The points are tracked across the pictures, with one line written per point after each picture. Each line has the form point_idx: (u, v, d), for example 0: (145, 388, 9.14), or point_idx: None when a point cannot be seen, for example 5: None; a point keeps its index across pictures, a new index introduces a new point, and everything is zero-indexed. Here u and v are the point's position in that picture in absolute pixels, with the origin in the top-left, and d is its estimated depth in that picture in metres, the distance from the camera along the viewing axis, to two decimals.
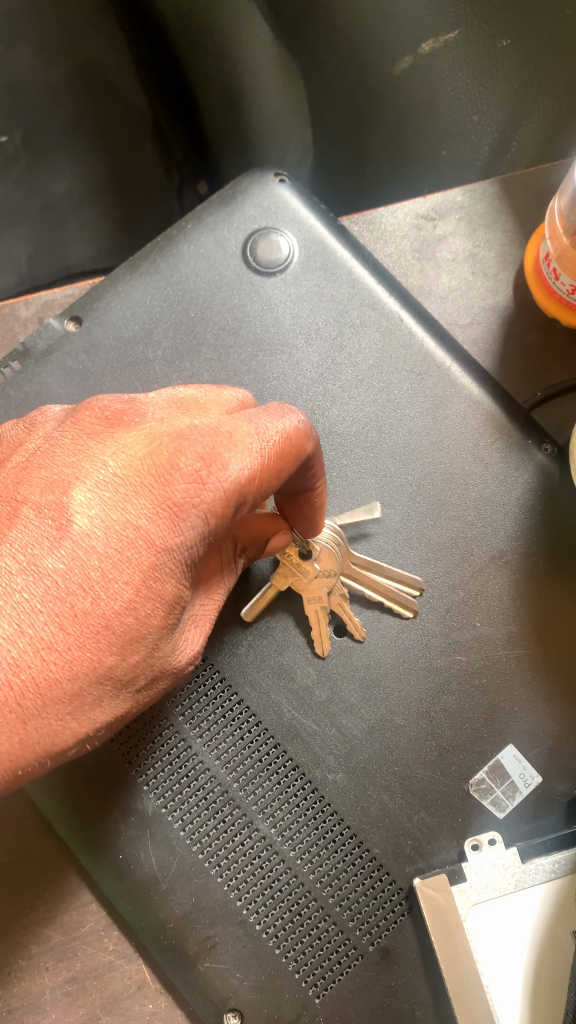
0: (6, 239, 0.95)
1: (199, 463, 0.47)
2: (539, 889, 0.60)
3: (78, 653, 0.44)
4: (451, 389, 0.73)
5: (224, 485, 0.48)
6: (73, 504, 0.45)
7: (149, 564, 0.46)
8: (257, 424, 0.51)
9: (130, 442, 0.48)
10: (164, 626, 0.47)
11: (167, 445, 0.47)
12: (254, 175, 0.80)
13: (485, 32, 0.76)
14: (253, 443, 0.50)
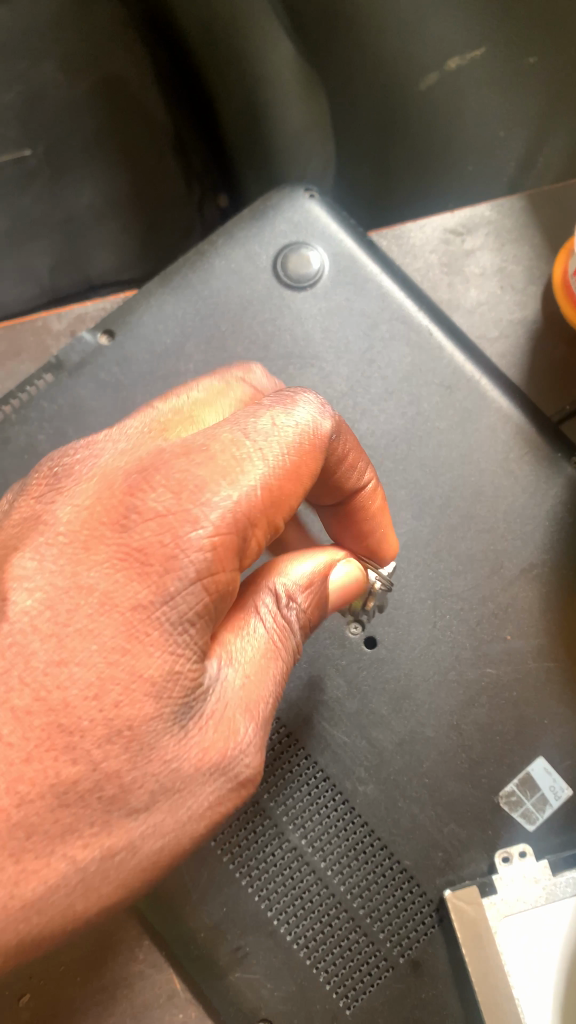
0: (28, 253, 0.96)
1: (163, 503, 0.42)
2: (570, 901, 0.59)
3: (21, 774, 0.36)
4: (481, 404, 0.73)
5: (204, 517, 0.41)
6: (10, 574, 0.40)
7: (114, 633, 0.39)
8: (246, 432, 0.46)
9: (79, 495, 0.43)
10: (156, 719, 0.40)
11: (120, 493, 0.42)
12: (284, 191, 0.80)
13: (511, 50, 0.73)
14: (244, 456, 0.45)
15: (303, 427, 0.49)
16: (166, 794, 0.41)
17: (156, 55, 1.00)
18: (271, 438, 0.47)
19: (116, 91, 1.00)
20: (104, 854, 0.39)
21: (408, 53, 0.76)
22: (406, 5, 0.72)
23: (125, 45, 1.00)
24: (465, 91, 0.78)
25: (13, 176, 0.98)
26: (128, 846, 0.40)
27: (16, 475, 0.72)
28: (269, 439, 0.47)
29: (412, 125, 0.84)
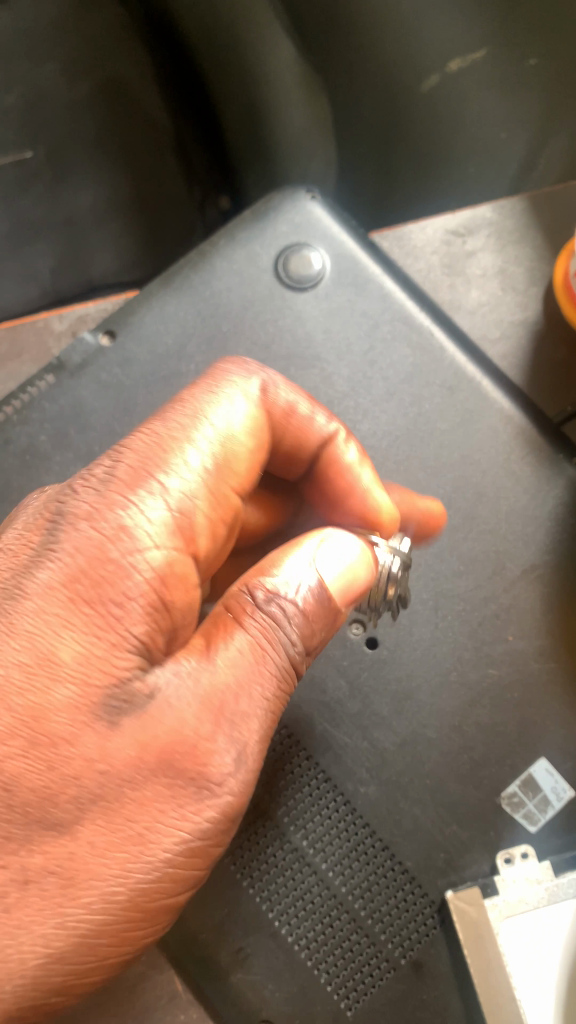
0: (29, 254, 0.96)
1: (80, 510, 0.45)
2: (571, 902, 0.60)
3: None
4: (482, 404, 0.73)
5: (116, 515, 0.44)
6: None
7: (26, 629, 0.41)
8: (163, 435, 0.50)
9: (17, 517, 0.47)
10: (77, 718, 0.41)
11: (46, 508, 0.46)
12: (286, 193, 0.80)
13: (513, 52, 0.74)
14: (167, 444, 0.49)
15: (222, 428, 0.53)
16: (98, 806, 0.41)
17: (158, 57, 1.00)
18: (186, 440, 0.50)
19: (117, 92, 1.00)
20: (31, 881, 0.40)
21: (410, 55, 0.76)
22: (408, 7, 0.72)
23: (125, 46, 1.00)
24: (464, 93, 0.79)
25: (14, 178, 0.98)
26: (68, 868, 0.40)
27: (17, 476, 0.72)
28: (184, 440, 0.50)
29: (413, 128, 0.83)
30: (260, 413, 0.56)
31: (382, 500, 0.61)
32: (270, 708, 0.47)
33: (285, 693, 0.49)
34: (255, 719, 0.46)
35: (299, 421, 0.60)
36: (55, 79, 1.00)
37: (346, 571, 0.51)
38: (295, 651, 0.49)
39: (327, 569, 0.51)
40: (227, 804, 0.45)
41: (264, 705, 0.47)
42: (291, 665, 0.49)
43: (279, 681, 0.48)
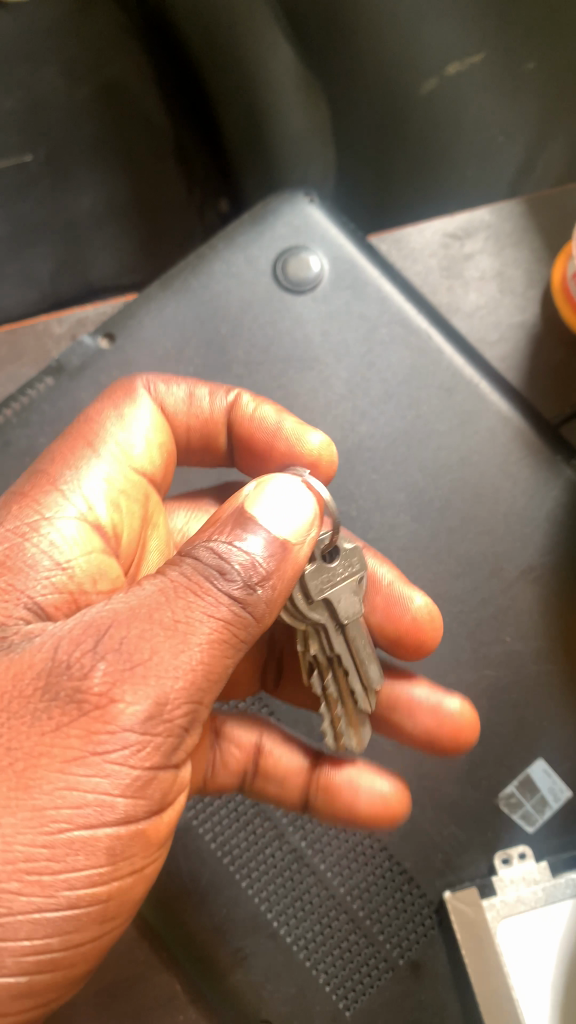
0: (28, 256, 0.98)
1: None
2: (567, 903, 0.60)
3: None
4: (480, 406, 0.73)
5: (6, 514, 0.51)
6: None
7: None
8: (53, 453, 0.56)
9: None
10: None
11: None
12: (284, 196, 0.81)
13: (510, 55, 0.76)
14: (62, 451, 0.56)
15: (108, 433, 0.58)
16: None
17: (153, 55, 0.96)
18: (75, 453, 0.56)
19: (117, 96, 0.99)
20: None
21: (408, 58, 0.77)
22: (406, 10, 0.73)
23: (123, 44, 0.96)
24: (464, 95, 0.79)
25: (14, 182, 0.98)
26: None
27: (16, 479, 0.72)
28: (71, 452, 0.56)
29: (413, 132, 0.84)
30: (154, 413, 0.61)
31: (312, 440, 0.60)
32: (189, 643, 0.41)
33: (223, 638, 0.43)
34: (159, 648, 0.40)
35: (201, 412, 0.62)
36: (52, 80, 0.96)
37: (291, 519, 0.46)
38: (230, 589, 0.43)
39: (267, 515, 0.46)
40: (130, 737, 0.39)
41: (175, 638, 0.41)
42: (224, 603, 0.43)
43: (208, 618, 0.42)
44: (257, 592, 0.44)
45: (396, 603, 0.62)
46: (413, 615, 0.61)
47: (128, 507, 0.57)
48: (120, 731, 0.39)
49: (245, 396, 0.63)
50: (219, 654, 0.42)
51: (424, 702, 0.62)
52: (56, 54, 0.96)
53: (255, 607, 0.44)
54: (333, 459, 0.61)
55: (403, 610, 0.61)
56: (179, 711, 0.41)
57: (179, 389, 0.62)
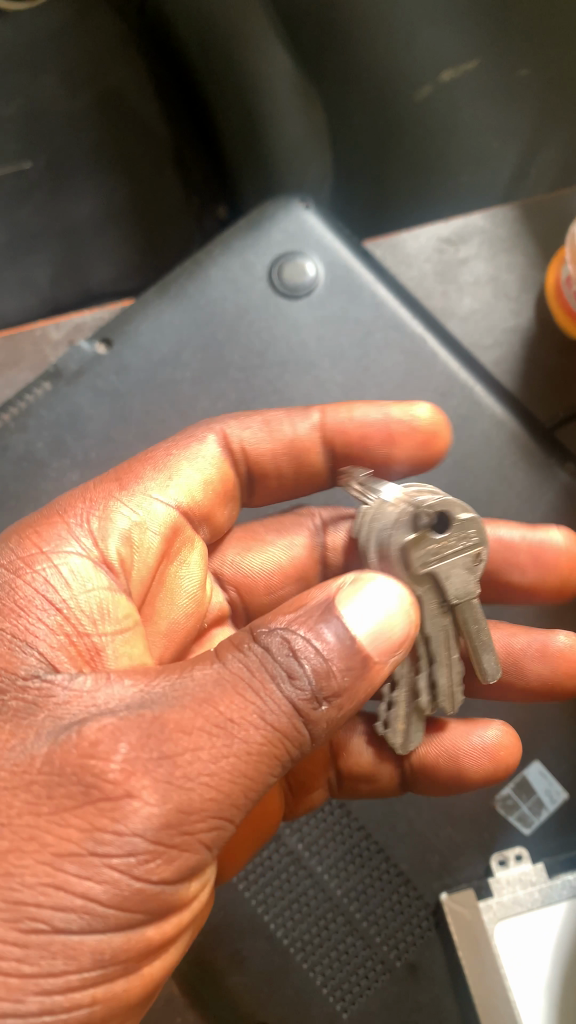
0: (27, 264, 0.97)
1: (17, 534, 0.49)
2: (563, 904, 0.60)
3: None
4: (475, 410, 0.74)
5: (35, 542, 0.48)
6: None
7: None
8: (102, 492, 0.54)
9: None
10: None
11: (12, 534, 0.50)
12: (280, 202, 0.81)
13: (505, 61, 0.76)
14: (90, 481, 0.54)
15: (148, 482, 0.56)
16: None
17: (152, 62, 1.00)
18: (119, 498, 0.54)
19: (116, 104, 1.01)
20: None
21: (403, 64, 0.77)
22: (399, 18, 0.73)
23: (124, 56, 1.01)
24: (458, 100, 0.80)
25: (14, 189, 0.99)
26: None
27: (15, 483, 0.73)
28: (119, 497, 0.54)
29: (407, 138, 0.85)
30: (219, 453, 0.61)
31: (422, 413, 0.64)
32: (232, 745, 0.39)
33: (270, 746, 0.40)
34: (200, 745, 0.38)
35: (285, 436, 0.64)
36: (53, 90, 1.00)
37: (380, 626, 0.42)
38: (293, 697, 0.40)
39: (357, 614, 0.42)
40: (137, 845, 0.37)
41: (220, 738, 0.38)
42: (279, 708, 0.40)
43: (262, 726, 0.39)
44: (322, 709, 0.40)
45: (540, 550, 0.64)
46: (563, 558, 0.64)
47: (142, 536, 0.53)
48: (126, 831, 0.37)
49: (332, 411, 0.64)
50: (265, 763, 0.40)
51: (531, 648, 0.62)
52: (58, 63, 1.01)
53: (316, 719, 0.40)
54: (444, 426, 0.64)
55: (552, 555, 0.64)
56: (202, 824, 0.38)
57: (255, 422, 0.63)
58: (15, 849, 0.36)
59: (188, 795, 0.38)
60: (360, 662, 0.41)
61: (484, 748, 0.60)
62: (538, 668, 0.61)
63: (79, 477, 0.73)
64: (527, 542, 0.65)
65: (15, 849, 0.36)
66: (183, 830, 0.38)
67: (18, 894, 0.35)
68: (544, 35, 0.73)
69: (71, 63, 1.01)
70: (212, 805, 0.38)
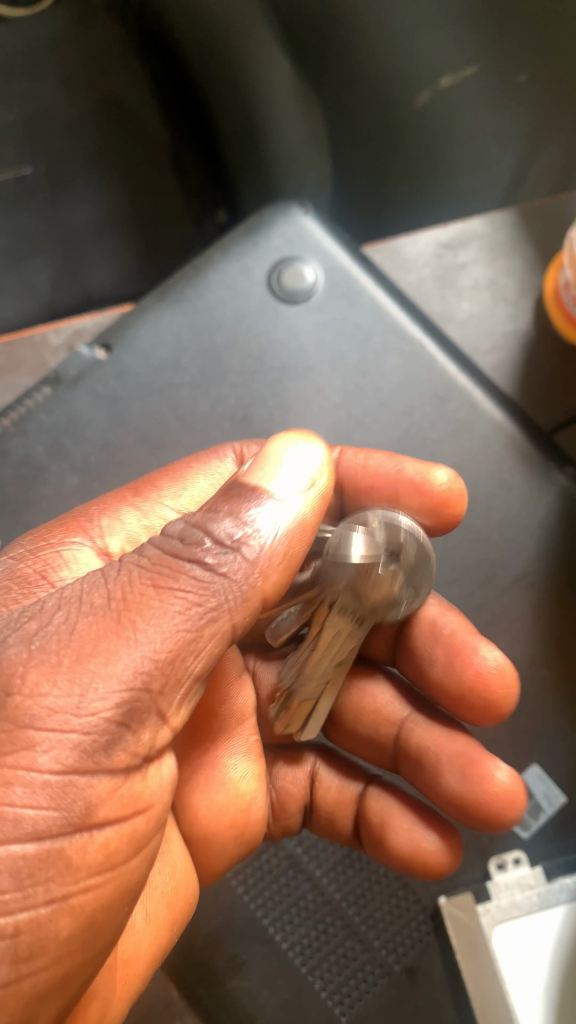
0: (26, 268, 0.97)
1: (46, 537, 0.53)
2: (559, 911, 0.61)
3: None
4: (473, 414, 0.74)
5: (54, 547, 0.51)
6: None
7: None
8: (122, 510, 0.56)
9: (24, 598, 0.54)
10: None
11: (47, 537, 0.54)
12: (279, 207, 0.81)
13: (504, 66, 0.76)
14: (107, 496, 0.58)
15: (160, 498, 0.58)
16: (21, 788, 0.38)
17: (150, 64, 1.00)
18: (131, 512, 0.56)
19: (113, 110, 1.01)
20: None
21: (402, 68, 0.77)
22: (398, 22, 0.73)
23: (117, 57, 1.01)
24: (457, 106, 0.80)
25: (13, 195, 0.99)
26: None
27: (14, 488, 0.73)
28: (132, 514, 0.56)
29: (406, 141, 0.85)
30: (233, 477, 0.60)
31: (437, 476, 0.58)
32: (130, 627, 0.38)
33: (186, 629, 0.40)
34: (88, 633, 0.38)
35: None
36: (54, 94, 1.02)
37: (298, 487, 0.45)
38: (195, 573, 0.41)
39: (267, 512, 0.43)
40: (46, 745, 0.36)
41: (106, 622, 0.38)
42: (185, 585, 0.40)
43: (182, 610, 0.40)
44: (228, 581, 0.41)
45: (459, 647, 0.58)
46: (477, 671, 0.57)
47: (148, 540, 0.56)
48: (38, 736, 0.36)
49: (349, 454, 0.63)
50: (191, 642, 0.40)
51: (457, 757, 0.56)
52: (56, 69, 1.02)
53: (222, 596, 0.41)
54: (460, 493, 0.58)
55: (468, 662, 0.57)
56: (106, 717, 0.37)
57: (267, 449, 0.61)
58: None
59: (89, 697, 0.37)
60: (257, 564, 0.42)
61: (412, 836, 0.58)
62: (452, 783, 0.56)
63: (78, 481, 0.73)
64: (453, 635, 0.58)
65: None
66: (87, 729, 0.37)
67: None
68: (541, 39, 0.73)
69: (69, 69, 1.02)
70: (119, 699, 0.37)
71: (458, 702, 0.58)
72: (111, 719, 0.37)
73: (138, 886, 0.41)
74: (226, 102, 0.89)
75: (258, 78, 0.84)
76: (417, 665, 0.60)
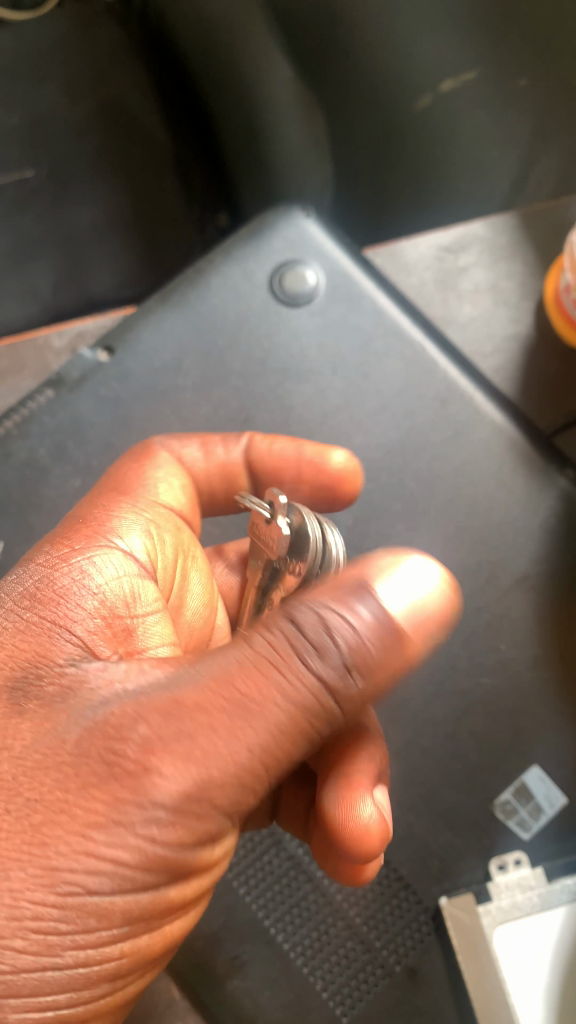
0: (29, 270, 0.97)
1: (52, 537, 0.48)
2: (559, 912, 0.61)
3: None
4: (474, 417, 0.74)
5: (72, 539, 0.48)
6: None
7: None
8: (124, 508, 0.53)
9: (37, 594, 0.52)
10: None
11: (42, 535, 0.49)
12: (281, 211, 0.82)
13: (505, 69, 0.76)
14: (93, 501, 0.54)
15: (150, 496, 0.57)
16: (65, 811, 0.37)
17: (155, 72, 1.02)
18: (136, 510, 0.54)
19: (116, 113, 1.02)
20: None
21: (403, 72, 0.78)
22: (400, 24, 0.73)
23: (121, 64, 1.03)
24: (458, 111, 0.80)
25: (16, 196, 1.00)
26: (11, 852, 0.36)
27: (17, 489, 0.74)
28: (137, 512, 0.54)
29: (406, 146, 0.85)
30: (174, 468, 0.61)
31: (335, 456, 0.62)
32: (252, 724, 0.38)
33: (297, 725, 0.39)
34: (214, 731, 0.38)
35: (219, 459, 0.63)
36: (56, 99, 1.02)
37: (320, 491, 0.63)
38: (320, 671, 0.39)
39: (388, 588, 0.41)
40: (161, 815, 0.37)
41: (238, 717, 0.38)
42: (309, 685, 0.39)
43: (285, 699, 0.39)
44: (353, 679, 0.39)
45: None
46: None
47: (158, 533, 0.54)
48: (151, 804, 0.37)
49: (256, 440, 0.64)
50: (303, 728, 0.39)
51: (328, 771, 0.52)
52: (58, 73, 1.03)
53: (346, 693, 0.40)
54: (356, 470, 0.63)
55: None
56: (221, 794, 0.38)
57: (194, 446, 0.63)
58: (48, 822, 0.36)
59: (208, 775, 0.38)
60: (391, 632, 0.40)
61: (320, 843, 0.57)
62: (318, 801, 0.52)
63: (80, 483, 0.73)
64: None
65: (47, 822, 0.36)
66: (201, 801, 0.38)
67: (52, 862, 0.36)
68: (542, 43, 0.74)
69: (73, 73, 1.03)
70: (232, 777, 0.38)
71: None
72: (224, 794, 0.38)
73: None
74: (228, 106, 0.90)
75: (259, 82, 0.85)
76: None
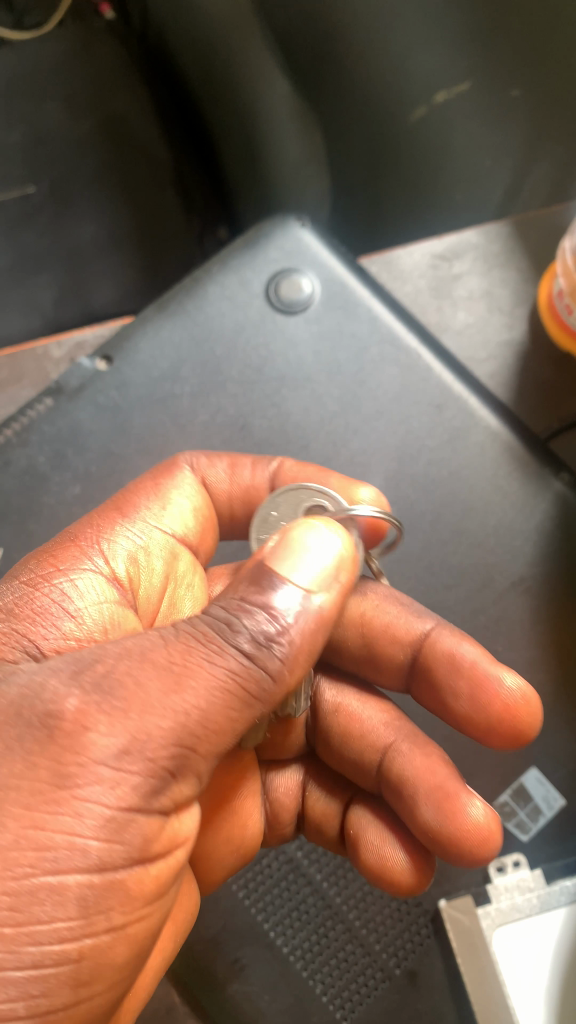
0: (32, 285, 0.98)
1: (37, 554, 0.51)
2: (557, 912, 0.61)
3: None
4: (469, 423, 0.75)
5: (53, 562, 0.50)
6: None
7: None
8: (114, 532, 0.55)
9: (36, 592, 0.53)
10: None
11: (43, 549, 0.51)
12: (277, 220, 0.83)
13: (496, 82, 0.76)
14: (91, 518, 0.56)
15: (145, 518, 0.58)
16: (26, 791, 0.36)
17: (156, 91, 1.04)
18: (122, 534, 0.55)
19: (116, 129, 1.04)
20: None
21: (399, 86, 0.78)
22: (394, 35, 0.74)
23: (120, 81, 1.05)
24: (451, 121, 0.81)
25: (19, 214, 1.01)
26: None
27: (17, 498, 0.74)
28: (129, 538, 0.55)
29: (400, 154, 0.86)
30: (197, 488, 0.63)
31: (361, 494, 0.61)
32: (184, 689, 0.39)
33: (229, 694, 0.40)
34: (148, 688, 0.38)
35: (243, 482, 0.64)
36: (58, 117, 1.04)
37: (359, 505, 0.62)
38: (240, 645, 0.41)
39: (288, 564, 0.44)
40: (104, 773, 0.36)
41: (168, 678, 0.39)
42: (231, 657, 0.40)
43: (216, 675, 0.40)
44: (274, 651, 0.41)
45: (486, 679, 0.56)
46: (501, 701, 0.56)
47: (146, 559, 0.55)
48: (91, 762, 0.36)
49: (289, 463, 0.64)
50: (230, 707, 0.40)
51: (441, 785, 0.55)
52: (59, 92, 1.05)
53: (269, 663, 0.41)
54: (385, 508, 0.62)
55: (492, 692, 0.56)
56: (165, 753, 0.38)
57: (222, 465, 0.64)
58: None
59: (148, 729, 0.38)
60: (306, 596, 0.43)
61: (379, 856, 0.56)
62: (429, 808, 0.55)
63: (80, 490, 0.74)
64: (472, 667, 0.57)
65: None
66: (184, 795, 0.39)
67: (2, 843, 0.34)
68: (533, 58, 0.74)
69: (75, 92, 1.05)
70: (172, 732, 0.38)
71: (482, 733, 0.56)
72: (164, 754, 0.38)
73: (151, 874, 0.40)
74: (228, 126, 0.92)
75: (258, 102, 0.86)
76: (440, 699, 0.58)
